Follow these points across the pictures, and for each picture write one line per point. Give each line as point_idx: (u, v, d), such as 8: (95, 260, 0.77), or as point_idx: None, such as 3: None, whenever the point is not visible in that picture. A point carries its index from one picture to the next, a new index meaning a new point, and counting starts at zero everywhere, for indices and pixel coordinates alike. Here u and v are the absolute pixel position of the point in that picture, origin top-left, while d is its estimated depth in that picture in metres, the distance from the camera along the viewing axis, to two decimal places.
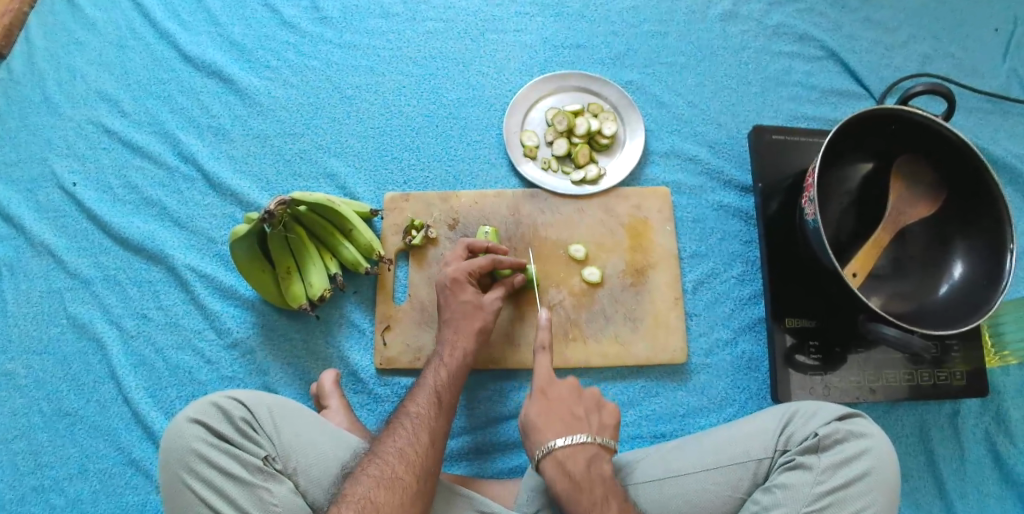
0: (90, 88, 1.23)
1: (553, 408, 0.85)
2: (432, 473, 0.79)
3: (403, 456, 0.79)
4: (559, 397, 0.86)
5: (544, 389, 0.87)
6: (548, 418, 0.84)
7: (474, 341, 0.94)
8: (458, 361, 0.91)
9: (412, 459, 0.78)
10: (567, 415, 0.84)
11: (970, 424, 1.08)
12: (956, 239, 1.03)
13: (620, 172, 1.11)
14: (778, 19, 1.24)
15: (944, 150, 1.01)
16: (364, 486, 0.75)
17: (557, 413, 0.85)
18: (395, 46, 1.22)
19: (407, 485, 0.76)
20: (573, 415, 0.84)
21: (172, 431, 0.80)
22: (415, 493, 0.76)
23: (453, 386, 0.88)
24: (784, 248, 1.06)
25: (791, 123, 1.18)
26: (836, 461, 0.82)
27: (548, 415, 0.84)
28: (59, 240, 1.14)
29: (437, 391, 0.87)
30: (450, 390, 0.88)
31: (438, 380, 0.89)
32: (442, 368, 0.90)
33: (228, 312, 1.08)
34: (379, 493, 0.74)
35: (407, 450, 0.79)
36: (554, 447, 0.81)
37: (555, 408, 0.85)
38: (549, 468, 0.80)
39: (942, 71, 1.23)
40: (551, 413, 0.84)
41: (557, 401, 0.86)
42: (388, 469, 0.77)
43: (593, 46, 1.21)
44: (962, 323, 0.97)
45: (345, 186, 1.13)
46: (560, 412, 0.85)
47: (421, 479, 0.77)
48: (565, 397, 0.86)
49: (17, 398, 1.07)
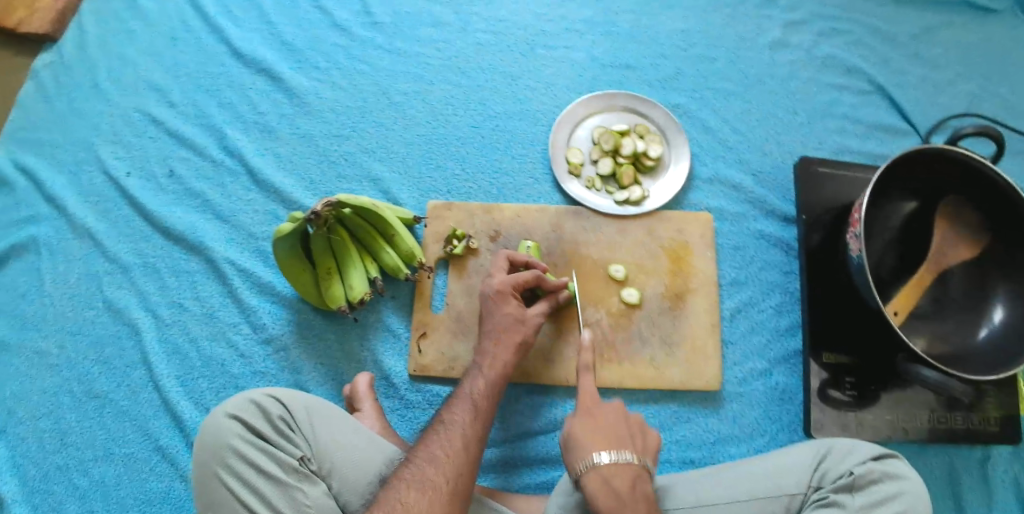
0: (140, 76, 1.25)
1: (612, 487, 0.76)
2: (464, 475, 0.79)
3: (434, 460, 0.79)
4: (615, 474, 0.76)
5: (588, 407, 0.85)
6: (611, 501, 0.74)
7: (513, 353, 0.93)
8: (496, 371, 0.91)
9: (443, 463, 0.79)
10: (623, 490, 0.75)
11: (1001, 471, 1.07)
12: (997, 283, 1.03)
13: (664, 195, 1.11)
14: (828, 51, 1.24)
15: (990, 194, 1.02)
16: (396, 491, 0.76)
17: (614, 489, 0.75)
18: (445, 55, 1.22)
19: (437, 488, 0.76)
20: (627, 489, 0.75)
21: (211, 425, 0.81)
22: (445, 496, 0.76)
23: (490, 395, 0.87)
24: (824, 282, 1.05)
25: (837, 156, 1.18)
26: (872, 502, 0.82)
27: (607, 493, 0.75)
28: (101, 225, 1.15)
29: (474, 400, 0.87)
30: (487, 399, 0.88)
31: (475, 389, 0.88)
32: (478, 378, 0.90)
33: (265, 308, 1.09)
34: (409, 494, 0.75)
35: (438, 454, 0.80)
36: (599, 462, 0.77)
37: (614, 488, 0.75)
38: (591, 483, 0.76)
39: (991, 113, 1.22)
40: (615, 497, 0.74)
41: (614, 473, 0.76)
42: (419, 473, 0.78)
43: (642, 67, 1.22)
44: (1003, 368, 0.96)
45: (388, 191, 1.13)
46: (618, 487, 0.75)
47: (452, 484, 0.77)
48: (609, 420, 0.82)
49: (48, 378, 1.08)
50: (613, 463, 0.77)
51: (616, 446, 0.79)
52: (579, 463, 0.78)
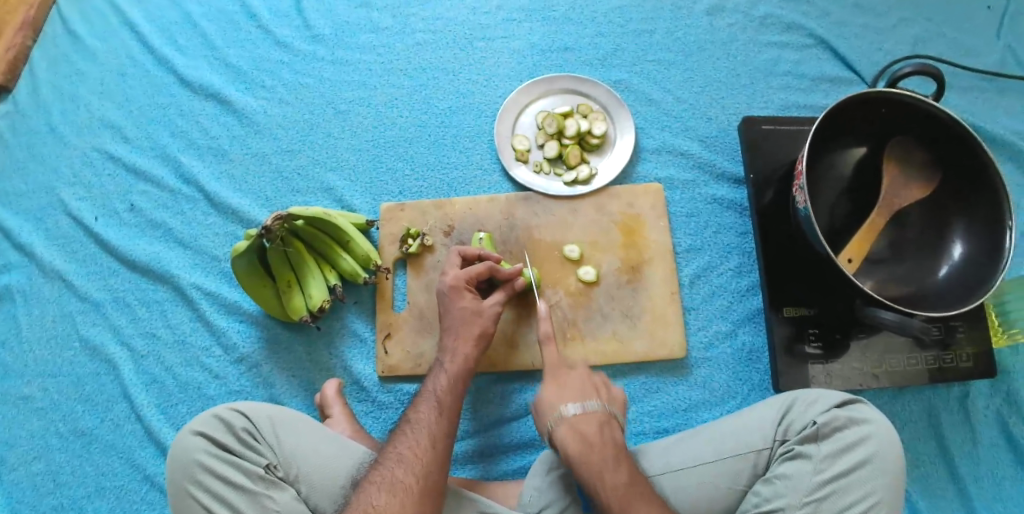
0: (93, 116, 1.26)
1: (579, 431, 0.81)
2: (434, 471, 0.80)
3: (403, 460, 0.80)
4: (582, 420, 0.82)
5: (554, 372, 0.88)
6: (580, 444, 0.80)
7: (473, 345, 0.94)
8: (459, 365, 0.91)
9: (412, 461, 0.80)
10: (591, 434, 0.81)
11: (981, 406, 1.07)
12: (953, 218, 1.02)
13: (612, 171, 1.12)
14: (766, 9, 1.24)
15: (937, 131, 1.01)
16: (367, 494, 0.77)
17: (583, 435, 0.81)
18: (385, 59, 1.24)
19: (408, 487, 0.77)
20: (595, 434, 0.81)
21: (177, 444, 0.82)
22: (417, 494, 0.77)
23: (454, 390, 0.88)
24: (779, 239, 1.06)
25: (783, 112, 1.18)
26: (837, 450, 0.82)
27: (575, 439, 0.81)
28: (69, 265, 1.17)
29: (438, 397, 0.88)
30: (451, 393, 0.89)
31: (439, 385, 0.89)
32: (441, 375, 0.91)
33: (234, 328, 1.10)
34: (380, 496, 0.76)
35: (407, 453, 0.81)
36: (567, 414, 0.83)
37: (581, 431, 0.81)
38: (562, 434, 0.82)
39: (935, 52, 1.22)
40: (581, 438, 0.81)
41: (580, 419, 0.82)
42: (388, 474, 0.79)
43: (580, 48, 1.22)
44: (965, 303, 0.96)
45: (342, 199, 1.15)
46: (584, 431, 0.81)
47: (422, 481, 0.78)
48: (574, 381, 0.87)
49: (34, 421, 1.10)
50: (578, 411, 0.83)
51: (583, 396, 0.85)
52: (548, 419, 0.84)
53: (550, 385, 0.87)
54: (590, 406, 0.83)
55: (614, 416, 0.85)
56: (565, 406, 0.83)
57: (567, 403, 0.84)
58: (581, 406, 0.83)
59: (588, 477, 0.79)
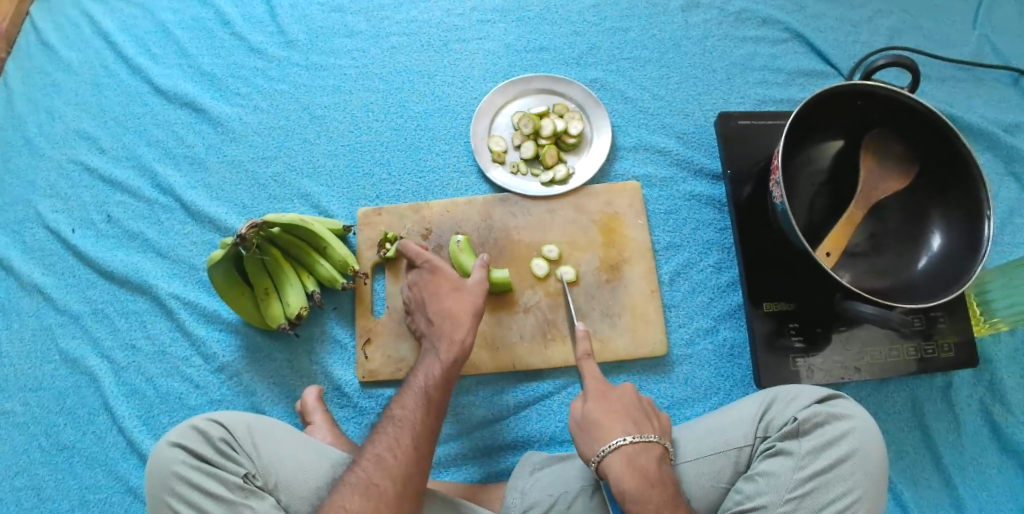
0: (69, 127, 1.25)
1: (637, 467, 0.78)
2: (411, 476, 0.79)
3: (380, 462, 0.79)
4: (640, 452, 0.79)
5: (602, 389, 0.84)
6: (638, 479, 0.77)
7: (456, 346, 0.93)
8: (452, 357, 0.90)
9: (389, 464, 0.79)
10: (651, 472, 0.78)
11: (965, 396, 1.07)
12: (931, 209, 1.02)
13: (589, 170, 1.12)
14: (741, 4, 1.24)
15: (912, 123, 1.01)
16: (341, 496, 0.76)
17: (642, 469, 0.78)
18: (360, 64, 1.23)
19: (382, 491, 0.77)
20: (654, 471, 0.78)
21: (154, 456, 0.81)
22: (392, 498, 0.77)
23: (444, 386, 0.87)
24: (758, 233, 1.06)
25: (760, 107, 1.18)
26: (818, 445, 0.82)
27: (631, 473, 0.77)
28: (48, 278, 1.16)
29: (426, 391, 0.86)
30: (440, 389, 0.87)
31: (429, 378, 0.87)
32: (434, 365, 0.89)
33: (213, 337, 1.10)
34: (353, 500, 0.76)
35: (386, 455, 0.80)
36: (624, 443, 0.79)
37: (639, 466, 0.78)
38: (618, 467, 0.78)
39: (911, 43, 1.22)
40: (642, 475, 0.77)
41: (638, 453, 0.79)
42: (365, 476, 0.78)
43: (556, 48, 1.22)
44: (944, 294, 0.96)
45: (319, 204, 1.14)
46: (643, 467, 0.78)
47: (400, 485, 0.78)
48: (624, 402, 0.84)
49: (15, 436, 1.09)
50: (636, 443, 0.79)
51: (637, 426, 0.81)
52: (601, 446, 0.80)
53: (597, 404, 0.83)
54: (648, 439, 0.80)
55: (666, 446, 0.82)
56: (620, 437, 0.79)
57: (620, 432, 0.80)
58: (637, 437, 0.80)
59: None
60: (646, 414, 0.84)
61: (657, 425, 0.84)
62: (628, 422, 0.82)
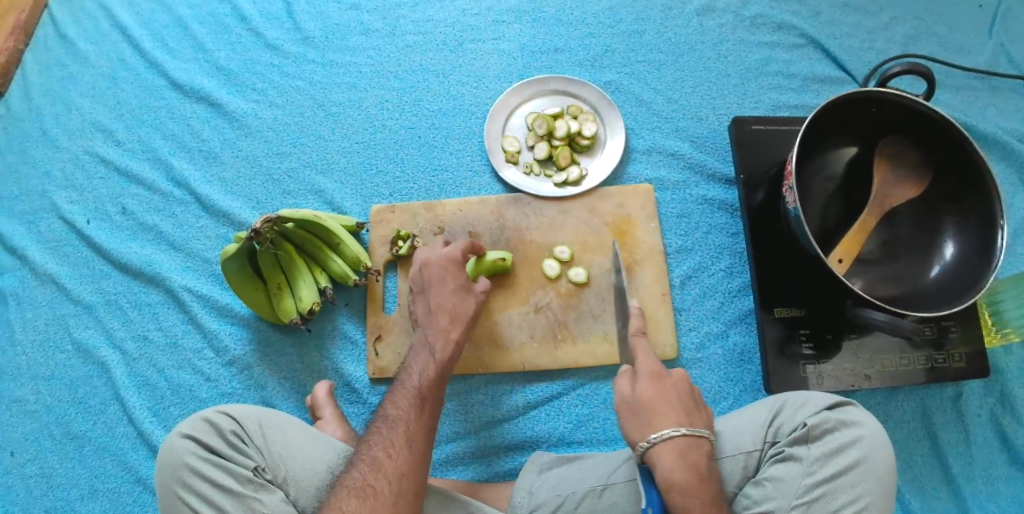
0: (86, 120, 1.26)
1: (690, 460, 0.76)
2: (407, 476, 0.77)
3: (376, 464, 0.78)
4: (692, 446, 0.77)
5: (656, 377, 0.83)
6: (689, 473, 0.75)
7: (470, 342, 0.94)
8: (445, 357, 0.90)
9: (385, 465, 0.77)
10: (702, 466, 0.76)
11: (975, 406, 1.07)
12: (945, 218, 1.02)
13: (602, 172, 1.12)
14: (756, 9, 1.24)
15: (927, 129, 1.00)
16: (337, 498, 0.75)
17: (691, 465, 0.76)
18: (375, 62, 1.24)
19: (379, 492, 0.75)
20: (704, 466, 0.77)
21: (166, 447, 0.82)
22: (388, 498, 0.75)
23: (436, 383, 0.86)
24: (770, 239, 1.06)
25: (774, 112, 1.18)
26: (827, 451, 0.82)
27: (681, 466, 0.75)
28: (62, 269, 1.17)
29: (420, 390, 0.86)
30: (433, 388, 0.86)
31: (422, 377, 0.87)
32: (429, 364, 0.89)
33: (225, 330, 1.10)
34: (349, 502, 0.74)
35: (380, 456, 0.78)
36: (675, 436, 0.77)
37: (690, 461, 0.76)
38: (670, 458, 0.76)
39: (926, 51, 1.22)
40: (694, 468, 0.75)
41: (690, 445, 0.77)
42: (361, 477, 0.76)
43: (570, 49, 1.22)
44: (955, 303, 0.96)
45: (332, 201, 1.15)
46: (695, 460, 0.76)
47: (395, 485, 0.76)
48: (677, 393, 0.82)
49: (27, 424, 1.10)
50: (688, 436, 0.77)
51: (690, 419, 0.80)
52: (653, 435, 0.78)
53: (652, 391, 0.82)
54: (700, 434, 0.78)
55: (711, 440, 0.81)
56: (673, 429, 0.78)
57: (672, 425, 0.78)
58: (689, 430, 0.78)
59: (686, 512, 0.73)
60: (696, 407, 0.83)
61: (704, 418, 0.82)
62: (680, 415, 0.80)
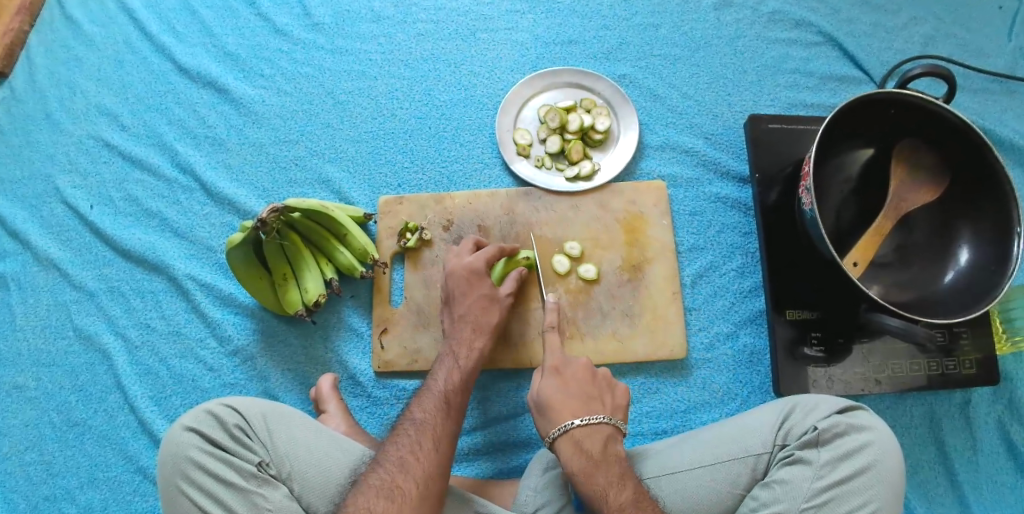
0: (90, 103, 1.24)
1: (581, 448, 0.82)
2: (435, 478, 0.78)
3: (404, 465, 0.77)
4: (586, 436, 0.83)
5: (556, 368, 0.91)
6: (582, 460, 0.81)
7: (481, 338, 0.94)
8: (470, 362, 0.92)
9: (412, 466, 0.77)
10: (595, 450, 0.82)
11: (983, 413, 1.06)
12: (960, 223, 1.00)
13: (615, 167, 1.10)
14: (775, 5, 1.22)
15: (945, 132, 0.98)
16: (363, 496, 0.73)
17: (586, 452, 0.82)
18: (386, 49, 1.21)
19: (406, 493, 0.74)
20: (598, 451, 0.82)
21: (168, 439, 0.81)
22: (415, 500, 0.75)
23: (462, 390, 0.87)
24: (784, 240, 1.04)
25: (790, 110, 1.16)
26: (837, 455, 0.80)
27: (579, 453, 0.82)
28: (64, 254, 1.15)
29: (446, 396, 0.86)
30: (459, 394, 0.87)
31: (448, 383, 0.88)
32: (453, 372, 0.90)
33: (229, 320, 1.09)
34: (377, 503, 0.72)
35: (409, 458, 0.78)
36: (570, 426, 0.84)
37: (585, 449, 0.82)
38: (566, 448, 0.83)
39: (945, 52, 1.20)
40: (584, 455, 0.82)
41: (584, 434, 0.83)
42: (388, 479, 0.75)
43: (585, 41, 1.20)
44: (969, 310, 0.94)
45: (340, 191, 1.13)
46: (585, 447, 0.83)
47: (422, 488, 0.76)
48: (579, 381, 0.90)
49: (27, 410, 1.09)
50: (583, 425, 0.84)
51: (587, 410, 0.86)
52: (553, 429, 0.85)
53: (552, 382, 0.89)
54: (598, 420, 0.84)
55: (618, 429, 0.87)
56: (569, 420, 0.84)
57: (570, 416, 0.85)
58: (585, 420, 0.84)
59: (593, 494, 0.79)
60: (600, 395, 0.89)
61: (608, 403, 0.89)
62: (581, 408, 0.86)
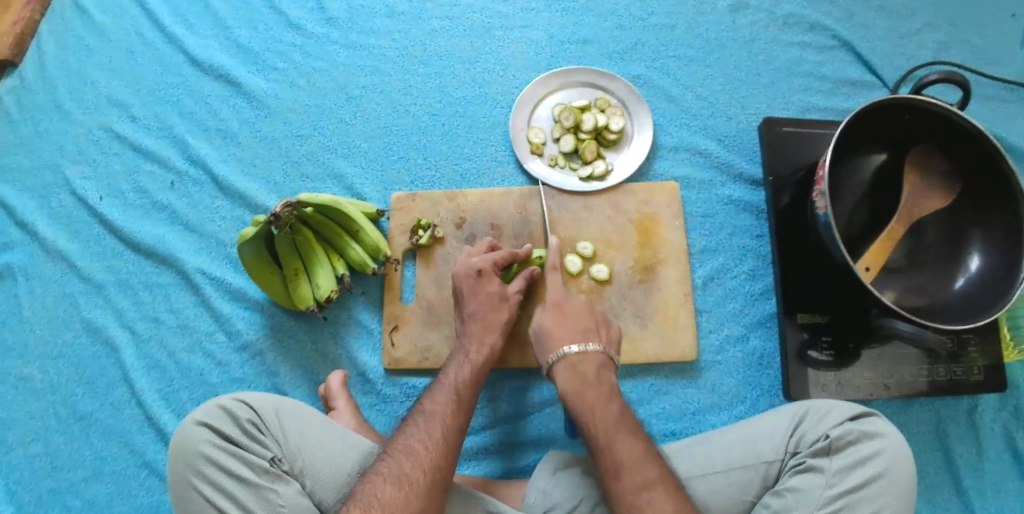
0: (100, 93, 1.23)
1: (577, 369, 0.86)
2: (442, 467, 0.77)
3: (412, 453, 0.77)
4: (582, 361, 0.87)
5: (558, 303, 0.94)
6: (576, 379, 0.85)
7: (496, 336, 0.93)
8: (483, 356, 0.91)
9: (421, 455, 0.77)
10: (589, 374, 0.86)
11: (988, 420, 1.06)
12: (972, 230, 1.01)
13: (628, 168, 1.10)
14: (789, 9, 1.22)
15: (961, 140, 0.99)
16: (371, 485, 0.75)
17: (597, 426, 0.81)
18: (399, 45, 1.21)
19: (414, 481, 0.75)
20: (593, 374, 0.86)
21: (180, 433, 0.80)
22: (423, 488, 0.75)
23: (473, 383, 0.86)
24: (796, 243, 1.04)
25: (803, 114, 1.16)
26: (848, 464, 0.81)
27: (573, 375, 0.86)
28: (72, 246, 1.14)
29: (456, 389, 0.85)
30: (470, 388, 0.86)
31: (459, 377, 0.87)
32: (464, 365, 0.89)
33: (238, 314, 1.08)
34: (385, 489, 0.74)
35: (416, 446, 0.78)
36: (567, 351, 0.88)
37: (594, 424, 0.81)
38: (561, 371, 0.87)
39: (958, 59, 1.20)
40: (579, 376, 0.85)
41: (579, 359, 0.87)
42: (397, 467, 0.76)
43: (600, 41, 1.20)
44: (979, 316, 0.95)
45: (352, 186, 1.13)
46: (581, 371, 0.86)
47: (429, 477, 0.76)
48: (577, 311, 0.93)
49: (33, 402, 1.08)
50: (580, 351, 0.87)
51: (585, 337, 0.90)
52: (551, 354, 0.89)
53: (552, 313, 0.93)
54: (591, 348, 0.88)
55: (613, 360, 0.90)
56: (568, 346, 0.88)
57: (569, 343, 0.89)
58: (583, 347, 0.88)
59: (581, 411, 0.83)
60: (597, 327, 0.92)
61: (605, 335, 0.92)
62: (578, 337, 0.90)
